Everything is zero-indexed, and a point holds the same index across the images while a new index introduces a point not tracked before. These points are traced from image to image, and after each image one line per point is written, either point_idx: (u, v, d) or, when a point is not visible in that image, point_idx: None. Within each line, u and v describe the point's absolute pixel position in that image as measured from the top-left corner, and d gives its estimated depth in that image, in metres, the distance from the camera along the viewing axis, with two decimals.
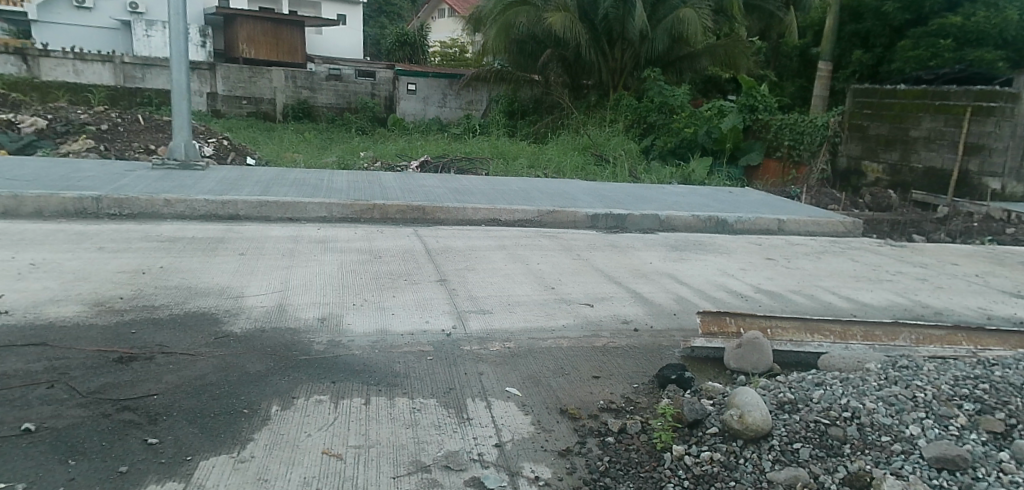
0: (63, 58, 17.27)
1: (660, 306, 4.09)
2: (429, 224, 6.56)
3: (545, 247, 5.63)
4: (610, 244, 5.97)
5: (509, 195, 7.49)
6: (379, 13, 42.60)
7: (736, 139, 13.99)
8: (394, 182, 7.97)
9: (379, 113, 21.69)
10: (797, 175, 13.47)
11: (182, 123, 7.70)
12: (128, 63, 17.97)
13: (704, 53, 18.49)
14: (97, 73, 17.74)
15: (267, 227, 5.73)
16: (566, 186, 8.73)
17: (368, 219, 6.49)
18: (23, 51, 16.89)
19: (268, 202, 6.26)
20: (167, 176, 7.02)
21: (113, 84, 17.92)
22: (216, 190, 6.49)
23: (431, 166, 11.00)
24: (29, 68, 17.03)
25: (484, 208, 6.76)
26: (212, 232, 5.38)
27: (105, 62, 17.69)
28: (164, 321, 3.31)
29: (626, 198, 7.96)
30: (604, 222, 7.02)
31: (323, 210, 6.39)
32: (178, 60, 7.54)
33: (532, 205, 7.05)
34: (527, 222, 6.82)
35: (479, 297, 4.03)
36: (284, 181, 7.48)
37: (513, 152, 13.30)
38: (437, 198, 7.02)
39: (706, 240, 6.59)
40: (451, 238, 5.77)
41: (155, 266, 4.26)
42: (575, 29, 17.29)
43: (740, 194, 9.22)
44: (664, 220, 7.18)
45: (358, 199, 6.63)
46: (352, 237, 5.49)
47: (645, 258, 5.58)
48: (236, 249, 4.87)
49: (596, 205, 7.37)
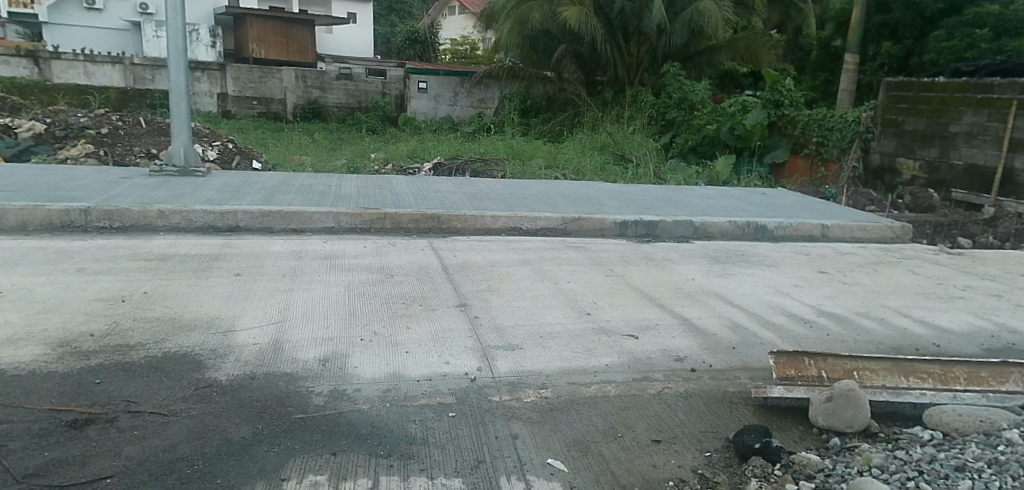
0: (73, 60, 16.99)
1: (714, 337, 3.52)
2: (444, 235, 6.04)
3: (575, 261, 5.07)
4: (645, 257, 5.37)
5: (530, 201, 6.94)
6: (388, 11, 42.16)
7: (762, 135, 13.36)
8: (406, 187, 7.44)
9: (390, 113, 21.22)
10: (826, 172, 12.86)
11: (181, 126, 7.20)
12: (138, 64, 17.63)
13: (724, 47, 17.81)
14: (107, 74, 17.42)
15: (269, 241, 5.24)
16: (589, 189, 8.17)
17: (379, 229, 5.98)
18: (34, 54, 16.63)
19: (271, 212, 5.75)
20: (162, 184, 6.52)
21: (123, 85, 17.60)
22: (214, 200, 5.99)
23: (445, 169, 10.47)
24: (39, 71, 16.75)
25: (504, 216, 6.23)
26: (209, 248, 4.89)
27: (114, 64, 17.36)
28: (137, 366, 2.80)
29: (657, 203, 7.37)
30: (634, 230, 6.45)
31: (330, 221, 5.88)
32: (176, 59, 7.06)
33: (556, 211, 6.51)
34: (552, 230, 6.28)
35: (505, 329, 3.47)
36: (288, 188, 6.96)
37: (530, 151, 12.73)
38: (452, 205, 6.50)
39: (748, 250, 5.99)
40: (470, 251, 5.23)
41: (139, 292, 3.77)
42: (591, 22, 16.69)
43: (777, 196, 8.60)
44: (700, 226, 6.60)
45: (369, 208, 6.12)
46: (363, 252, 4.98)
47: (686, 272, 4.99)
48: (232, 268, 4.38)
49: (624, 210, 6.78)
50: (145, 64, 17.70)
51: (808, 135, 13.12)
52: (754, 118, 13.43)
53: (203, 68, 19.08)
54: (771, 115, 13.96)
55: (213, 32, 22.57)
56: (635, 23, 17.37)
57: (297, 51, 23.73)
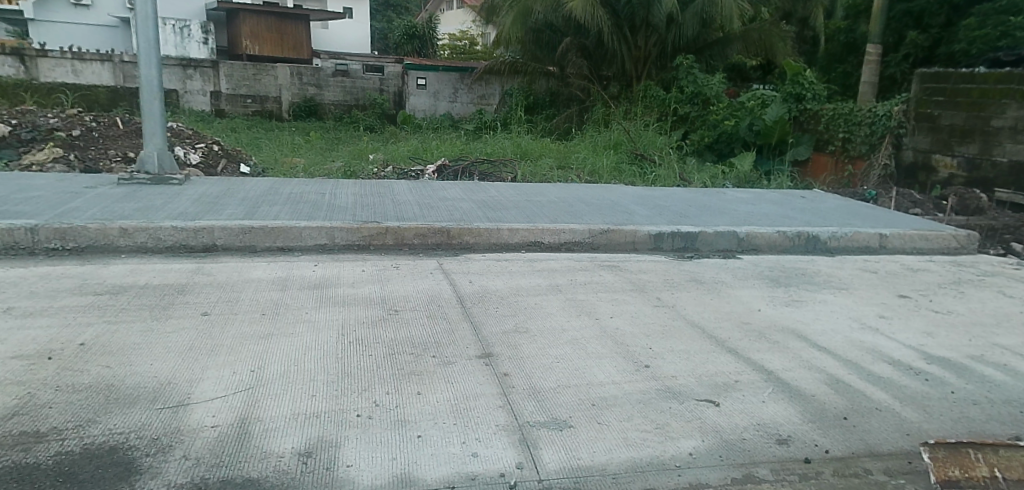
0: (62, 58, 16.23)
1: (816, 403, 2.74)
2: (455, 252, 5.24)
3: (615, 286, 4.25)
4: (694, 279, 4.56)
5: (551, 210, 6.13)
6: (385, 8, 41.29)
7: (784, 130, 12.53)
8: (409, 194, 6.62)
9: (389, 110, 20.39)
10: (854, 171, 11.90)
11: (155, 128, 6.38)
12: (128, 61, 16.81)
13: (737, 38, 16.93)
14: (96, 73, 16.63)
15: (250, 265, 4.44)
16: (612, 195, 7.36)
17: (379, 246, 5.19)
18: (20, 51, 15.86)
19: (254, 228, 4.95)
20: (131, 194, 5.71)
21: (112, 84, 16.78)
22: (189, 214, 5.18)
23: (450, 171, 9.62)
24: (26, 70, 16.02)
25: (523, 227, 5.44)
26: (177, 275, 4.08)
27: (104, 61, 16.59)
28: (40, 475, 1.98)
29: (693, 210, 6.57)
30: (670, 243, 5.66)
31: (322, 237, 5.08)
32: (147, 52, 6.24)
33: (581, 222, 5.71)
34: (579, 244, 5.50)
35: (546, 395, 2.65)
36: (275, 197, 6.14)
37: (539, 151, 11.91)
38: (463, 216, 5.68)
39: (805, 267, 5.20)
40: (486, 275, 4.39)
41: (72, 343, 2.94)
42: (597, 14, 15.78)
43: (818, 200, 7.79)
44: (745, 238, 5.82)
45: (367, 221, 5.31)
46: (361, 279, 4.15)
47: (746, 299, 4.17)
48: (199, 304, 3.55)
49: (657, 220, 5.97)
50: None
51: (834, 130, 12.25)
52: (774, 113, 12.59)
53: (195, 65, 18.23)
54: (792, 109, 13.13)
55: (205, 28, 21.72)
56: (642, 15, 16.37)
57: (291, 47, 22.92)
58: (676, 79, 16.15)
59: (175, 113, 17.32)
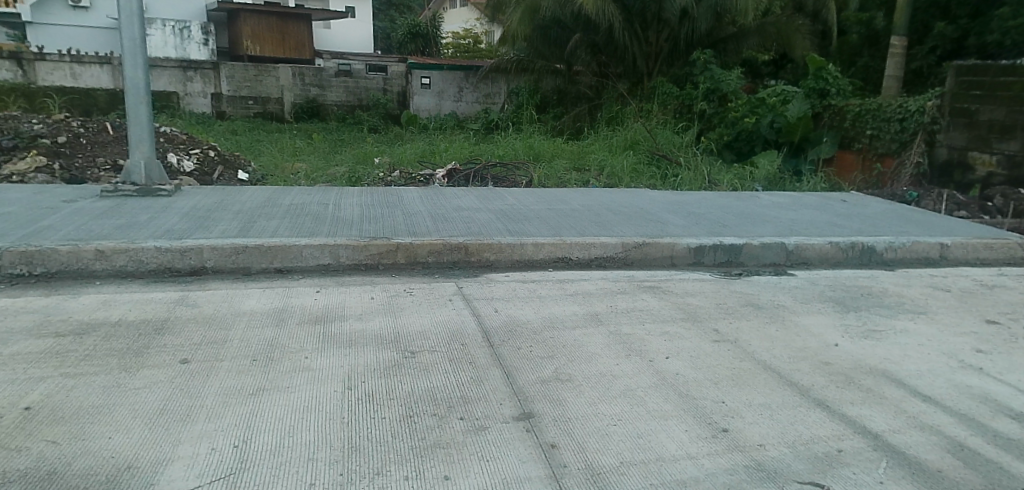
0: (60, 61, 15.76)
1: (949, 484, 2.15)
2: (474, 270, 4.70)
3: (665, 314, 3.69)
4: (751, 303, 3.98)
5: (577, 221, 5.59)
6: (387, 7, 40.68)
7: (808, 127, 11.91)
8: (421, 204, 6.08)
9: (393, 111, 19.83)
10: (883, 169, 11.01)
11: (142, 135, 5.83)
12: None
13: (753, 31, 16.28)
14: (95, 76, 16.20)
15: (244, 292, 3.89)
16: (640, 202, 6.81)
17: (389, 265, 4.64)
18: (17, 55, 15.33)
19: (249, 247, 4.41)
20: (113, 209, 5.17)
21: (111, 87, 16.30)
22: (175, 231, 4.64)
23: (461, 176, 9.05)
24: (23, 74, 15.50)
25: (549, 241, 4.89)
26: (158, 307, 3.53)
27: (103, 65, 16.16)
28: None
29: (732, 219, 6.01)
30: (712, 257, 5.11)
31: (325, 256, 4.54)
32: (131, 52, 5.70)
33: (613, 234, 5.16)
34: (612, 259, 4.95)
35: (608, 478, 2.08)
36: (273, 210, 5.60)
37: (552, 152, 11.33)
38: (482, 230, 5.12)
39: (867, 285, 4.63)
40: (513, 302, 3.83)
41: (15, 407, 2.38)
42: (608, 9, 15.15)
43: (861, 204, 7.20)
44: (794, 250, 5.26)
45: (375, 237, 4.77)
46: (371, 311, 3.59)
47: (817, 330, 3.59)
48: (179, 348, 2.98)
49: (696, 230, 5.41)
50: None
51: (860, 126, 11.51)
52: (797, 110, 11.98)
53: (195, 67, 17.73)
54: (815, 105, 12.52)
55: (205, 29, 21.23)
56: (654, 9, 15.76)
57: (293, 48, 22.46)
58: (691, 75, 15.54)
59: (174, 115, 16.82)
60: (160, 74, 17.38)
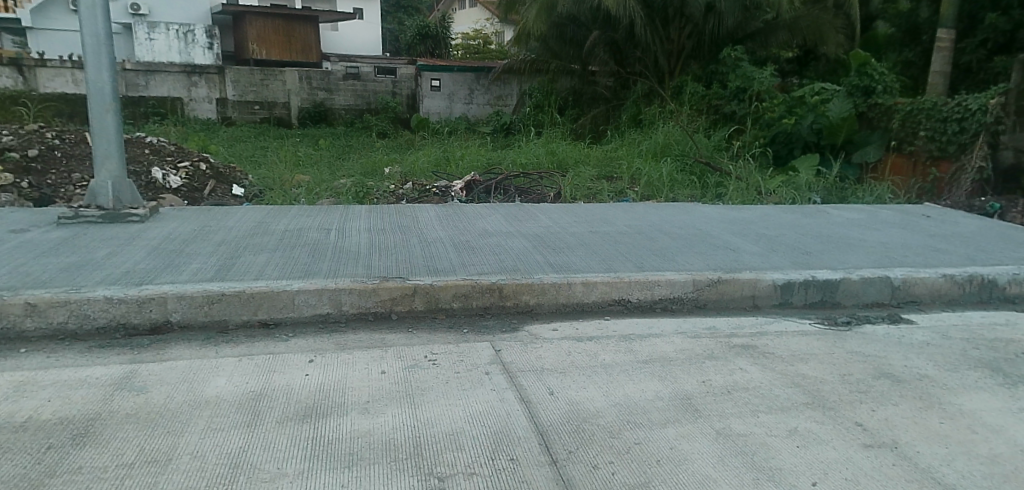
0: (62, 67, 14.96)
1: None
2: (511, 319, 3.74)
3: (783, 400, 2.71)
4: (885, 376, 3.00)
5: (628, 249, 4.63)
6: (395, 9, 39.78)
7: (852, 128, 10.65)
8: (439, 228, 5.12)
9: (403, 114, 18.92)
10: (939, 174, 9.62)
11: (109, 149, 4.93)
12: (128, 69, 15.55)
13: (784, 26, 15.02)
14: None
15: (212, 362, 2.95)
16: (694, 221, 5.84)
17: (405, 314, 3.70)
18: (18, 62, 14.55)
19: (226, 295, 3.47)
20: (67, 242, 4.26)
21: None
22: (137, 272, 3.71)
23: (481, 188, 8.09)
24: (25, 81, 14.72)
25: (602, 280, 3.92)
26: (88, 393, 2.59)
27: None
28: None
29: (813, 244, 5.00)
30: (801, 297, 4.14)
31: (323, 305, 3.60)
32: (94, 51, 4.80)
33: (679, 268, 4.18)
34: (679, 302, 4.00)
35: None
36: (263, 238, 4.66)
37: (577, 158, 10.36)
38: (519, 264, 4.15)
39: (1011, 338, 3.60)
40: (569, 376, 2.86)
41: None
42: (628, 5, 14.07)
43: (950, 221, 6.13)
44: (900, 286, 4.25)
45: (387, 277, 3.81)
46: (380, 397, 2.63)
47: (997, 423, 2.58)
48: (96, 476, 2.03)
49: (778, 261, 4.44)
50: (138, 70, 16.29)
51: (912, 125, 10.05)
52: (840, 108, 10.69)
53: (199, 71, 16.91)
54: (859, 104, 11.08)
55: (209, 33, 20.39)
56: (677, 4, 14.70)
57: (300, 51, 21.68)
58: (719, 73, 14.47)
59: (178, 122, 16.03)
60: (164, 79, 16.54)
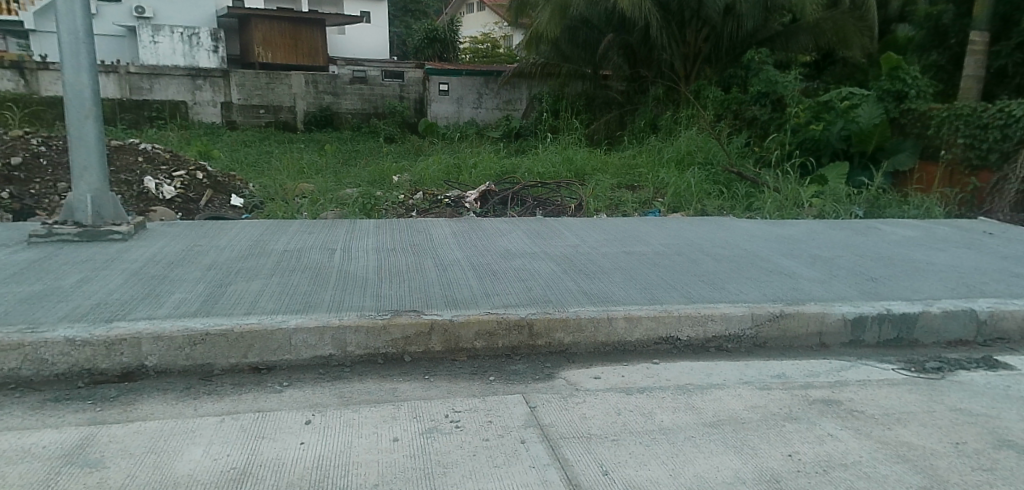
0: None
1: None
2: (544, 361, 3.22)
3: (895, 485, 2.15)
4: (1009, 445, 2.46)
5: (671, 275, 4.09)
6: (402, 13, 39.41)
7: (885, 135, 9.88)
8: (456, 248, 4.59)
9: (410, 119, 18.41)
10: (979, 184, 8.80)
11: (89, 160, 4.44)
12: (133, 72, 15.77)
13: (808, 28, 14.33)
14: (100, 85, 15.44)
15: (188, 424, 2.43)
16: (734, 238, 5.30)
17: (420, 355, 3.18)
18: (20, 64, 14.14)
19: (210, 336, 2.95)
20: (36, 267, 3.76)
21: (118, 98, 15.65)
22: (109, 304, 3.20)
23: (496, 199, 7.57)
24: (26, 84, 14.29)
25: (647, 314, 3.38)
26: (29, 473, 2.07)
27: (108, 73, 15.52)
28: None
29: (875, 269, 4.44)
30: (873, 334, 3.61)
31: (324, 346, 3.07)
32: (72, 51, 4.31)
33: (734, 299, 3.64)
34: (736, 340, 3.47)
35: None
36: (258, 261, 4.14)
37: (595, 166, 9.83)
38: (549, 294, 3.61)
39: None
40: (624, 447, 2.32)
41: None
42: (644, 7, 13.47)
43: (1016, 241, 5.54)
44: (986, 321, 3.69)
45: (401, 310, 3.29)
46: (392, 477, 2.09)
47: None
48: None
49: (844, 291, 3.90)
50: (141, 73, 15.86)
51: (948, 132, 9.28)
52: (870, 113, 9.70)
53: (204, 75, 16.47)
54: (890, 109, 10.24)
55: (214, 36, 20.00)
56: (694, 6, 14.11)
57: (306, 55, 21.28)
58: (740, 77, 13.91)
59: (181, 127, 15.59)
60: (167, 82, 16.09)
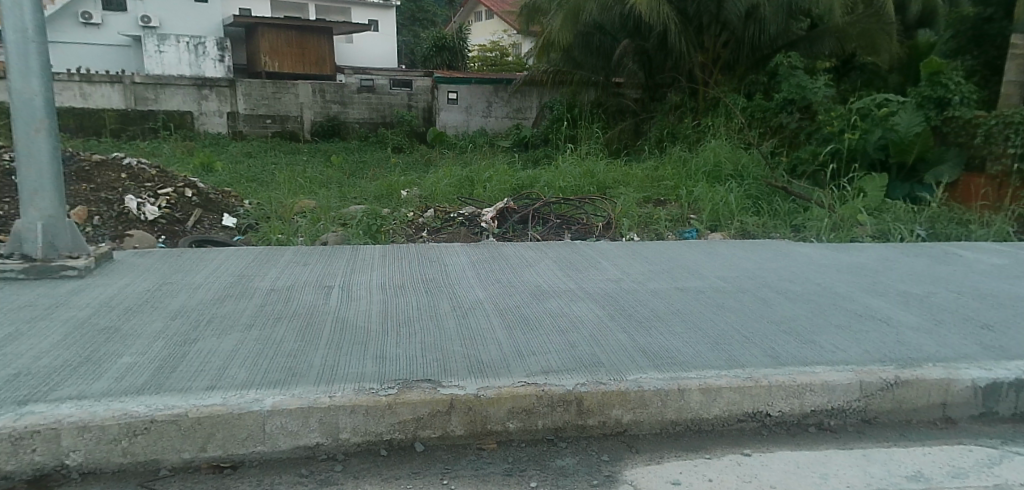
0: (69, 81, 14.56)
1: None
2: (600, 448, 2.47)
3: None
4: None
5: (743, 322, 3.31)
6: (410, 21, 38.88)
7: (928, 145, 8.46)
8: (476, 286, 3.83)
9: (418, 128, 17.71)
10: None
11: (40, 181, 3.72)
12: (139, 82, 15.17)
13: (831, 32, 13.31)
14: (106, 95, 14.92)
15: None
16: (798, 267, 4.52)
17: (437, 442, 2.44)
18: None
19: (153, 426, 2.22)
20: None
21: (123, 108, 15.11)
22: (31, 375, 2.48)
23: (516, 218, 6.84)
24: None
25: (728, 383, 2.62)
26: None
27: (114, 83, 14.93)
28: None
29: (984, 311, 3.65)
30: (1008, 406, 2.83)
31: (310, 433, 2.34)
32: (19, 51, 3.61)
33: (831, 362, 2.86)
34: (840, 415, 2.73)
35: None
36: (238, 305, 3.41)
37: (619, 179, 9.08)
38: (602, 353, 2.85)
39: None
40: None
41: None
42: (662, 10, 12.66)
43: None
44: None
45: (409, 380, 2.54)
46: None
47: None
48: None
49: (964, 346, 3.13)
50: (146, 83, 15.26)
51: (999, 142, 7.97)
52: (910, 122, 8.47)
53: (210, 84, 15.85)
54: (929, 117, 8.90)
55: (221, 44, 19.45)
56: (713, 10, 13.30)
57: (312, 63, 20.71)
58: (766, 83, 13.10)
59: (185, 138, 14.98)
60: (172, 92, 15.49)
